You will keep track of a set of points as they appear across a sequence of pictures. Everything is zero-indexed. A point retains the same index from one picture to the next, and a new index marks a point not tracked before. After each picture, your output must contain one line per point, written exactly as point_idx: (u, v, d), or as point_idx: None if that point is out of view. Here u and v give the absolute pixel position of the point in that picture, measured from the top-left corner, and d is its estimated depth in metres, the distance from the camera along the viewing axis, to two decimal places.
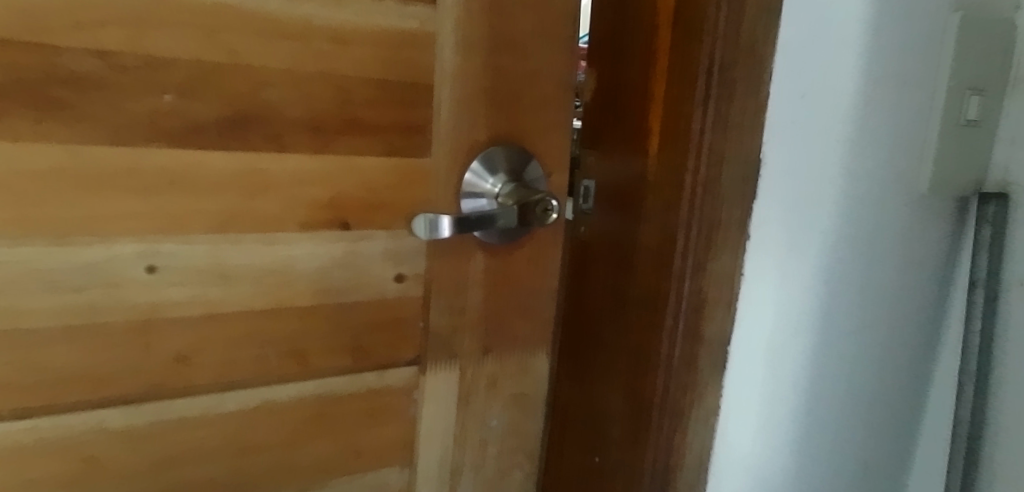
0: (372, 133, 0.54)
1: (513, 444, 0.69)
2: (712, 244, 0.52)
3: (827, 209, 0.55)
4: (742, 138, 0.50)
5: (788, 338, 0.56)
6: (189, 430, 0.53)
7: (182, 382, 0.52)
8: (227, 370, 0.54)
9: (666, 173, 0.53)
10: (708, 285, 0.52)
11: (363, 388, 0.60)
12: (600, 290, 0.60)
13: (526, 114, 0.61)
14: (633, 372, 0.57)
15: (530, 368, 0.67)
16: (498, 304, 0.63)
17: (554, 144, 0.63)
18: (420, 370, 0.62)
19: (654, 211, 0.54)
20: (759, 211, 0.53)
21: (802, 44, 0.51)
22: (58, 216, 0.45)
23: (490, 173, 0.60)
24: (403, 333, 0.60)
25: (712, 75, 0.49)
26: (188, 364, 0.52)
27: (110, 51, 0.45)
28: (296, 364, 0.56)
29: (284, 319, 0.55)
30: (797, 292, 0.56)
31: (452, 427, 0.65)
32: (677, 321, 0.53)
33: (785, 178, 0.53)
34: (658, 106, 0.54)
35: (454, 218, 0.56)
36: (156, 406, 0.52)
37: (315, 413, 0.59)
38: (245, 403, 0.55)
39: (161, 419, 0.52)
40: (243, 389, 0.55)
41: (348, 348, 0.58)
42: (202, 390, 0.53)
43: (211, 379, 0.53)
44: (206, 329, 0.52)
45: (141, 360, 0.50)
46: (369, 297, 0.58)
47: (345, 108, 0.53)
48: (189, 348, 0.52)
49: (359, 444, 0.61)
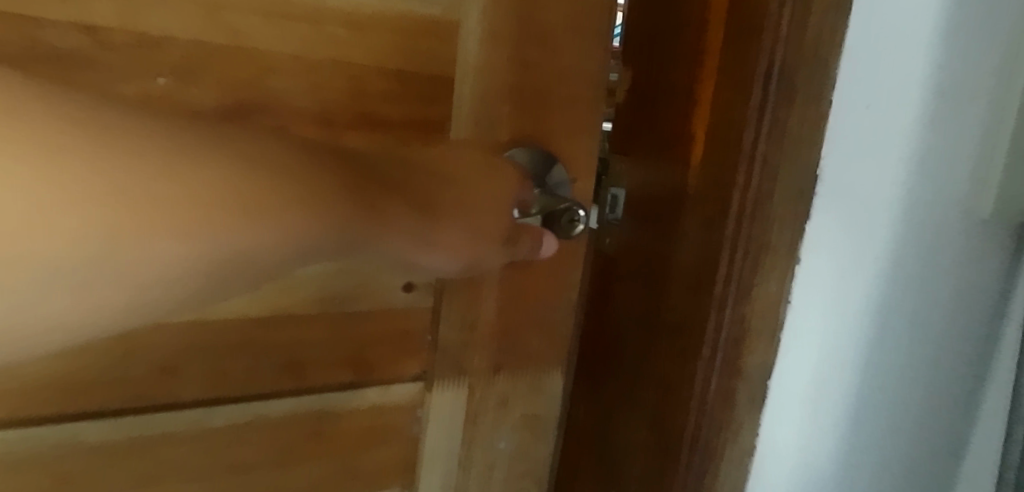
0: (387, 127, 0.51)
1: (521, 469, 0.64)
2: (758, 270, 0.47)
3: (881, 235, 0.51)
4: (798, 152, 0.46)
5: (832, 374, 0.52)
6: (172, 446, 0.49)
7: (168, 395, 0.48)
8: (216, 382, 0.49)
9: (709, 186, 0.48)
10: (752, 313, 0.48)
11: (364, 404, 0.56)
12: (624, 310, 0.55)
13: (554, 115, 0.56)
14: (660, 402, 0.52)
15: (543, 388, 0.62)
16: (513, 320, 0.59)
17: (582, 147, 0.58)
18: (426, 387, 0.57)
19: (693, 227, 0.49)
20: (812, 235, 0.49)
21: (869, 50, 0.46)
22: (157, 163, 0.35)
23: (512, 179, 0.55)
24: (410, 346, 0.56)
25: (771, 78, 0.44)
26: (175, 376, 0.48)
27: (99, 27, 0.40)
28: (293, 376, 0.52)
29: (283, 329, 0.50)
30: (843, 320, 0.52)
31: (457, 449, 0.60)
32: (715, 352, 0.48)
33: (836, 199, 0.49)
34: (704, 111, 0.49)
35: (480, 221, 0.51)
36: (139, 419, 0.47)
37: (310, 429, 0.54)
38: (235, 418, 0.51)
39: (143, 434, 0.48)
40: (233, 403, 0.50)
41: (350, 361, 0.54)
42: (188, 403, 0.49)
43: (199, 391, 0.49)
44: (197, 337, 0.48)
45: (123, 369, 0.46)
46: (375, 306, 0.53)
47: (356, 99, 0.49)
48: (175, 358, 0.47)
49: (356, 465, 0.57)
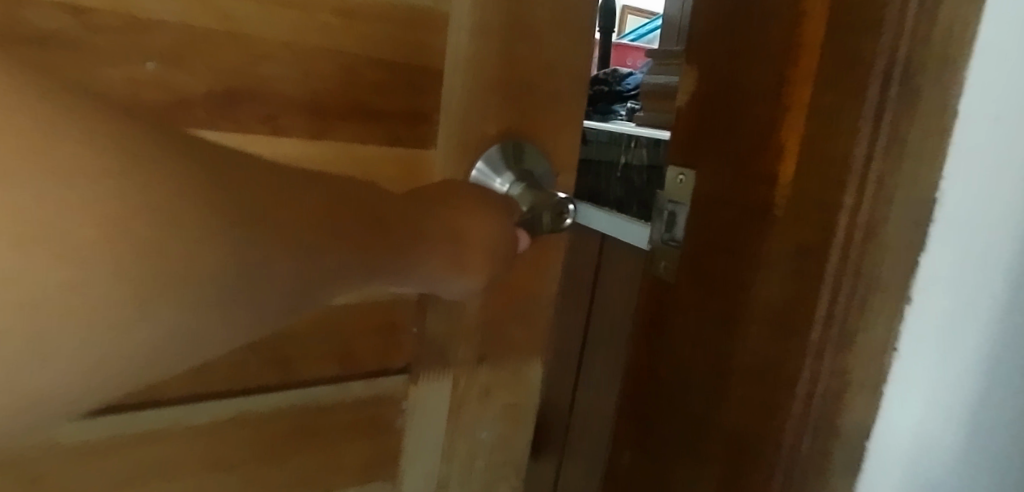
0: (376, 118, 0.50)
1: (502, 458, 0.64)
2: (866, 307, 0.39)
3: (1005, 244, 0.43)
4: (924, 152, 0.38)
5: (938, 415, 0.45)
6: (153, 444, 0.47)
7: (151, 392, 0.46)
8: (202, 379, 0.48)
9: (807, 201, 0.40)
10: (852, 365, 0.40)
11: (350, 398, 0.55)
12: (685, 342, 0.48)
13: (538, 108, 0.57)
14: (727, 451, 0.44)
15: (523, 377, 0.63)
16: (497, 311, 0.59)
17: (566, 141, 0.59)
18: (410, 379, 0.57)
19: (778, 255, 0.41)
20: (930, 258, 0.41)
21: (995, 69, 0.39)
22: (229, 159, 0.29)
23: (498, 172, 0.55)
24: (394, 338, 0.56)
25: (898, 61, 0.36)
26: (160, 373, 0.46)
27: (86, 8, 0.39)
28: (280, 372, 0.51)
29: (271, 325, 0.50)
30: (953, 352, 0.44)
31: (441, 440, 0.60)
32: (812, 395, 0.40)
33: (959, 220, 0.41)
34: (802, 89, 0.40)
35: (492, 176, 0.55)
36: (119, 418, 0.45)
37: (295, 423, 0.53)
38: (219, 416, 0.49)
39: (125, 433, 0.46)
40: (218, 401, 0.49)
41: (336, 356, 0.53)
42: (173, 401, 0.47)
43: (185, 386, 0.48)
44: None
45: None
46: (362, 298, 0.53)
47: (346, 88, 0.48)
48: None
49: (340, 458, 0.56)
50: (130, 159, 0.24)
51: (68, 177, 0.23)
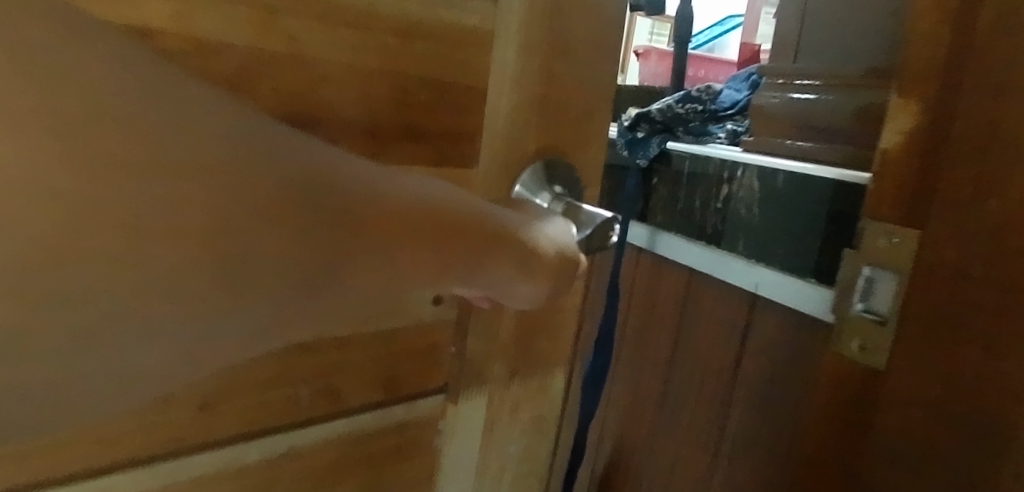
0: (426, 139, 0.49)
1: (527, 469, 0.64)
2: None
3: None
4: None
5: None
6: (206, 490, 0.45)
7: (204, 434, 0.44)
8: (255, 417, 0.46)
9: None
10: None
11: (391, 421, 0.54)
12: (912, 397, 0.53)
13: (571, 126, 0.57)
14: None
15: (548, 389, 0.63)
16: (529, 326, 0.59)
17: (592, 155, 0.60)
18: (449, 398, 0.57)
19: None
20: None
21: None
22: (341, 172, 0.39)
23: (539, 191, 0.55)
24: (434, 360, 0.55)
25: None
26: (213, 413, 0.44)
27: (154, 30, 0.37)
28: (328, 402, 0.50)
29: (321, 354, 0.48)
30: None
31: (475, 455, 0.60)
32: None
33: None
34: None
35: (533, 191, 0.55)
36: (173, 465, 0.43)
37: (341, 453, 0.52)
38: (271, 452, 0.47)
39: (177, 480, 0.43)
40: (270, 437, 0.47)
41: (381, 381, 0.52)
42: (227, 441, 0.45)
43: (239, 426, 0.45)
44: (233, 371, 0.44)
45: (165, 413, 0.41)
46: (406, 322, 0.52)
47: (400, 109, 0.47)
48: (217, 394, 0.44)
49: (382, 484, 0.55)
50: (52, 90, 0.29)
51: (61, 100, 0.29)
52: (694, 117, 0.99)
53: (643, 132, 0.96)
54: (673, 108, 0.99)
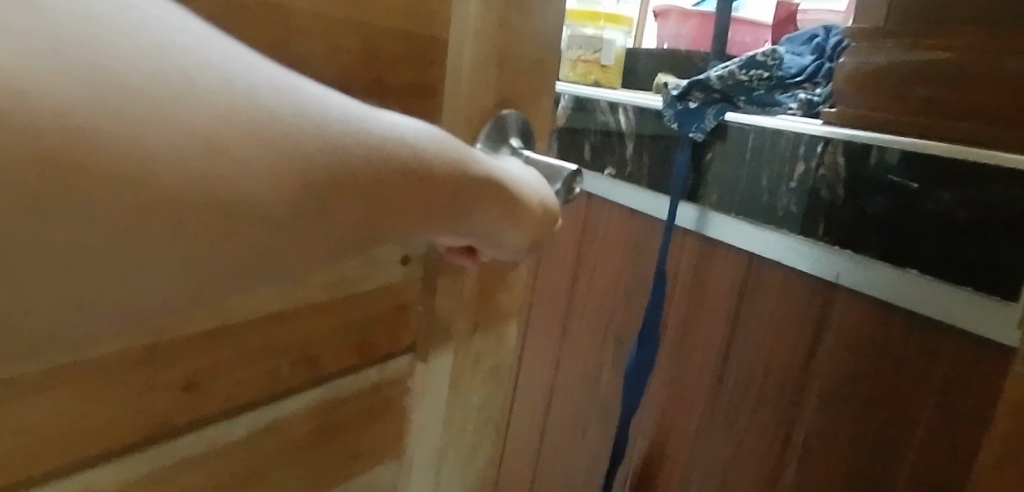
0: (396, 95, 0.48)
1: (488, 419, 0.65)
2: None
3: None
4: None
5: None
6: (194, 470, 0.44)
7: (191, 413, 0.43)
8: (239, 391, 0.45)
9: None
10: None
11: (366, 385, 0.55)
12: None
13: (525, 79, 0.57)
14: None
15: (505, 339, 0.64)
16: (489, 280, 0.60)
17: (543, 108, 0.60)
18: (416, 357, 0.57)
19: None
20: None
21: None
22: (328, 116, 0.35)
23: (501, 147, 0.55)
24: (402, 320, 0.56)
25: None
26: (198, 391, 0.43)
27: None
28: (307, 371, 0.50)
29: (300, 322, 0.48)
30: None
31: (443, 409, 0.60)
32: None
33: None
34: None
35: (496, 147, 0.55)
36: (161, 448, 0.42)
37: (320, 420, 0.52)
38: (255, 425, 0.47)
39: (168, 462, 0.42)
40: (254, 410, 0.47)
41: (355, 345, 0.53)
42: (213, 418, 0.44)
43: (224, 402, 0.45)
44: (217, 346, 0.43)
45: (151, 394, 0.40)
46: (376, 285, 0.53)
47: (370, 63, 0.45)
48: (201, 372, 0.43)
49: (358, 445, 0.56)
50: None
51: None
52: (761, 85, 0.93)
53: (696, 104, 0.94)
54: (737, 75, 0.92)
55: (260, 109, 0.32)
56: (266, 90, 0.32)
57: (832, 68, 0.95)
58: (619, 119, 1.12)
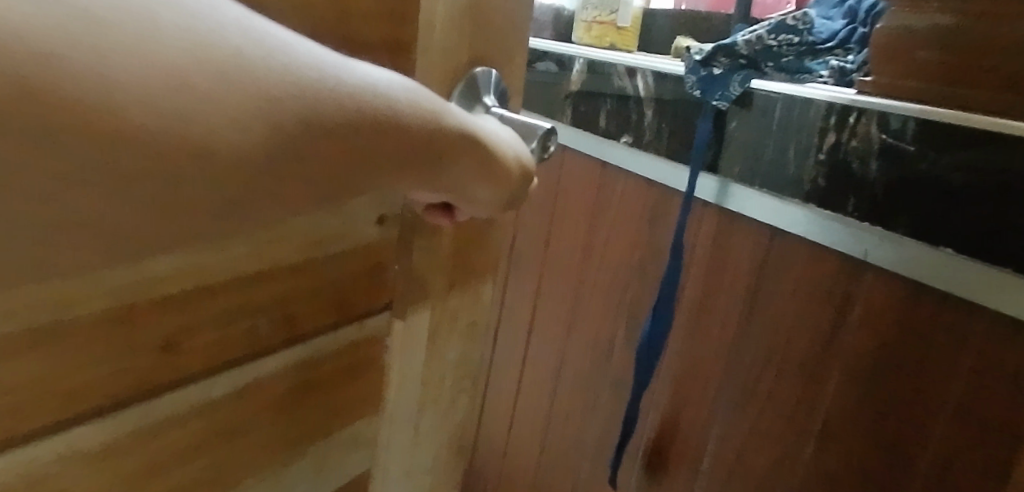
0: (366, 50, 0.46)
1: (463, 374, 0.65)
2: None
3: None
4: None
5: None
6: (174, 431, 0.43)
7: (168, 374, 0.41)
8: (217, 352, 0.44)
9: None
10: None
11: (344, 343, 0.54)
12: None
13: (499, 31, 0.55)
14: None
15: (480, 295, 0.63)
16: (465, 237, 0.59)
17: (518, 62, 0.58)
18: (394, 315, 0.57)
19: None
20: None
21: None
22: (299, 61, 0.31)
23: (475, 104, 0.53)
24: (380, 278, 0.54)
25: None
26: (175, 352, 0.41)
27: None
28: (286, 331, 0.48)
29: (277, 282, 0.46)
30: None
31: (421, 365, 0.60)
32: None
33: None
34: None
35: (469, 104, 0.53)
36: (139, 409, 0.40)
37: (300, 378, 0.51)
38: (234, 385, 0.46)
39: (144, 423, 0.41)
40: (232, 371, 0.45)
41: (334, 304, 0.51)
42: (190, 379, 0.43)
43: (201, 364, 0.43)
44: (192, 307, 0.41)
45: (125, 355, 0.39)
46: (353, 244, 0.51)
47: (341, 17, 0.43)
48: (177, 333, 0.41)
49: (338, 401, 0.55)
50: None
51: None
52: (789, 50, 0.84)
53: (721, 70, 0.85)
54: (766, 40, 0.84)
55: (213, 56, 0.28)
56: (236, 30, 0.29)
57: (866, 32, 0.85)
58: (635, 84, 1.00)
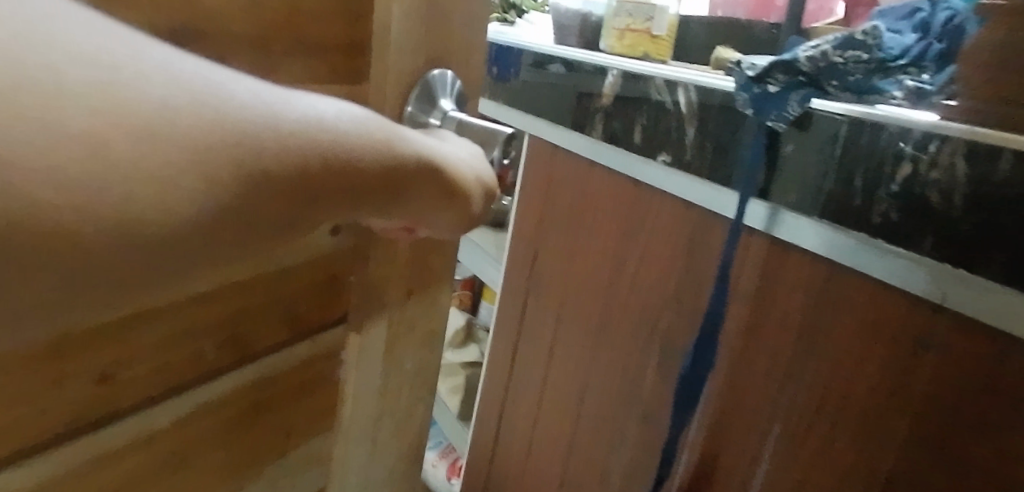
0: (314, 53, 0.40)
1: (421, 385, 0.60)
2: None
3: None
4: None
5: None
6: (115, 466, 0.38)
7: (105, 407, 0.36)
8: (157, 379, 0.38)
9: None
10: None
11: (297, 359, 0.49)
12: None
13: (459, 23, 0.49)
14: None
15: (438, 300, 0.58)
16: (422, 246, 0.54)
17: (477, 58, 0.52)
18: (349, 328, 0.52)
19: None
20: None
21: None
22: (242, 109, 0.26)
23: (432, 106, 0.48)
24: (333, 291, 0.50)
25: None
26: (113, 384, 0.36)
27: None
28: (232, 351, 0.43)
29: (222, 301, 0.41)
30: None
31: (377, 377, 0.55)
32: None
33: None
34: None
35: (425, 108, 0.48)
36: (77, 445, 0.35)
37: (252, 398, 0.46)
38: (181, 411, 0.41)
39: (80, 463, 0.36)
40: (179, 395, 0.40)
41: (285, 320, 0.47)
42: (128, 410, 0.37)
43: (142, 392, 0.38)
44: (132, 334, 0.36)
45: (60, 390, 0.33)
46: (303, 254, 0.46)
47: (290, 18, 0.38)
48: (116, 362, 0.36)
49: (292, 418, 0.51)
50: None
51: None
52: (859, 68, 0.52)
53: (778, 86, 0.53)
54: (832, 54, 0.52)
55: (141, 109, 0.23)
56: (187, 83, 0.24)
57: (949, 47, 0.54)
58: (675, 99, 0.65)
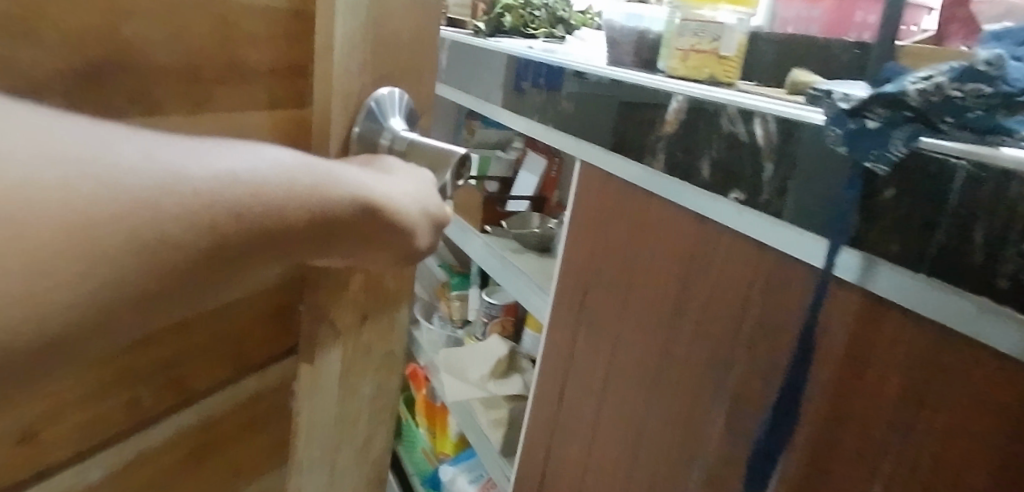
0: (248, 83, 0.43)
1: (382, 408, 0.61)
2: None
3: None
4: None
5: None
6: None
7: (25, 469, 0.36)
8: (87, 434, 0.39)
9: None
10: None
11: (242, 396, 0.50)
12: None
13: (401, 51, 0.52)
14: None
15: (397, 323, 0.58)
16: (377, 279, 0.55)
17: (419, 85, 0.55)
18: (298, 358, 0.54)
19: None
20: None
21: None
22: (129, 176, 0.25)
23: (385, 122, 0.51)
24: (280, 324, 0.51)
25: None
26: (36, 443, 0.36)
27: None
28: (173, 395, 0.44)
29: (157, 349, 0.41)
30: None
31: (333, 405, 0.56)
32: None
33: None
34: None
35: (382, 123, 0.50)
36: None
37: (192, 441, 0.47)
38: (116, 464, 0.41)
39: None
40: (110, 449, 0.40)
41: (228, 359, 0.48)
42: (54, 468, 0.38)
43: (70, 447, 0.38)
44: (54, 393, 0.36)
45: None
46: (247, 292, 0.47)
47: (219, 51, 0.40)
48: (38, 421, 0.35)
49: (239, 454, 0.52)
50: None
51: None
52: (977, 102, 0.46)
53: (877, 122, 0.47)
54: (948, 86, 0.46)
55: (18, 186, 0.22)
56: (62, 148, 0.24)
57: None
58: (750, 131, 0.60)
